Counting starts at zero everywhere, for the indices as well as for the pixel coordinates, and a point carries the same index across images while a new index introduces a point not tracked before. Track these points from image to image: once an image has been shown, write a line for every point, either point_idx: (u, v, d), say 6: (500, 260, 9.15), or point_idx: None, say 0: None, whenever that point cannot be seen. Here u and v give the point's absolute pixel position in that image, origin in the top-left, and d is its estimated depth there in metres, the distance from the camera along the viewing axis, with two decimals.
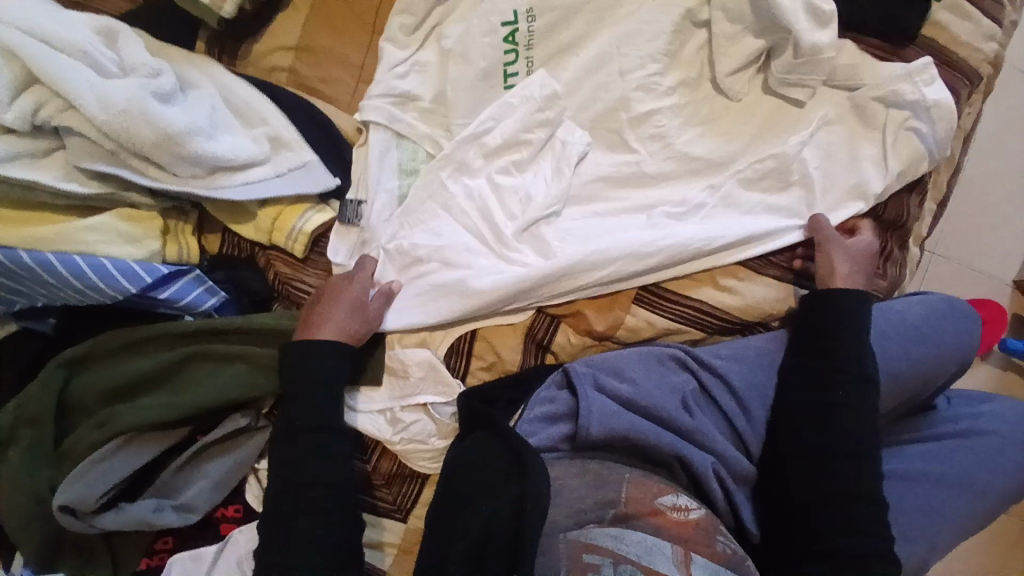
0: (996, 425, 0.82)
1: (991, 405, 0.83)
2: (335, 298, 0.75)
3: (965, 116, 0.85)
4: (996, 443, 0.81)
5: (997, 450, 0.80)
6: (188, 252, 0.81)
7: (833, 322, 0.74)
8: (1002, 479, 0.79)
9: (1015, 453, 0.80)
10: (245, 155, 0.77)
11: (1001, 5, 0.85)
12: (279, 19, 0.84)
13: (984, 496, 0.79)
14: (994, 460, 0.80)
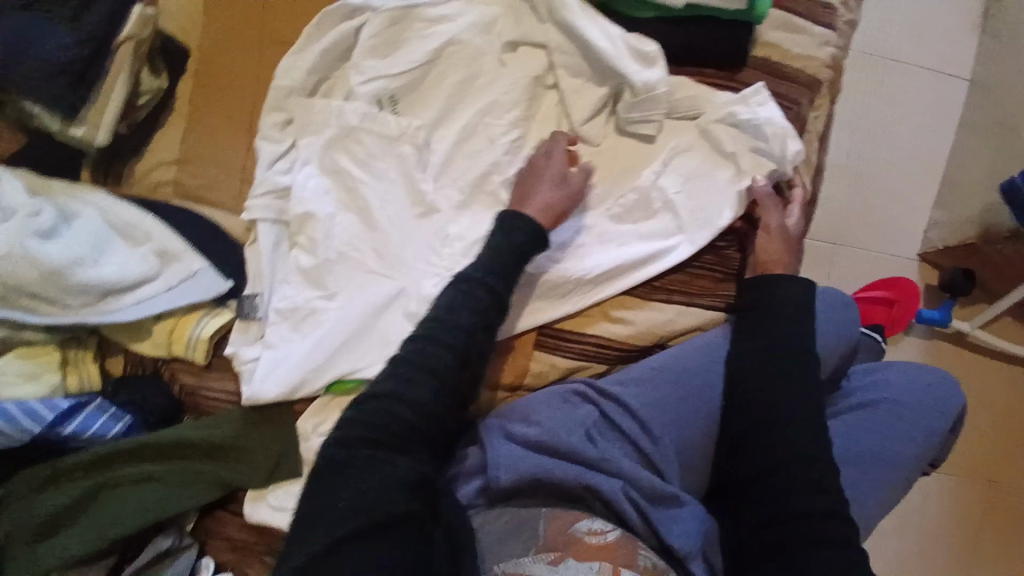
0: (895, 392, 0.84)
1: (891, 369, 0.86)
2: (541, 174, 0.80)
3: (817, 119, 0.90)
4: (897, 408, 0.83)
5: (896, 413, 0.82)
6: (90, 380, 0.81)
7: (775, 300, 0.80)
8: (920, 441, 0.82)
9: (916, 415, 0.82)
10: (132, 275, 0.78)
11: (831, 12, 0.90)
12: (158, 134, 0.86)
13: (903, 461, 0.80)
14: (897, 425, 0.81)
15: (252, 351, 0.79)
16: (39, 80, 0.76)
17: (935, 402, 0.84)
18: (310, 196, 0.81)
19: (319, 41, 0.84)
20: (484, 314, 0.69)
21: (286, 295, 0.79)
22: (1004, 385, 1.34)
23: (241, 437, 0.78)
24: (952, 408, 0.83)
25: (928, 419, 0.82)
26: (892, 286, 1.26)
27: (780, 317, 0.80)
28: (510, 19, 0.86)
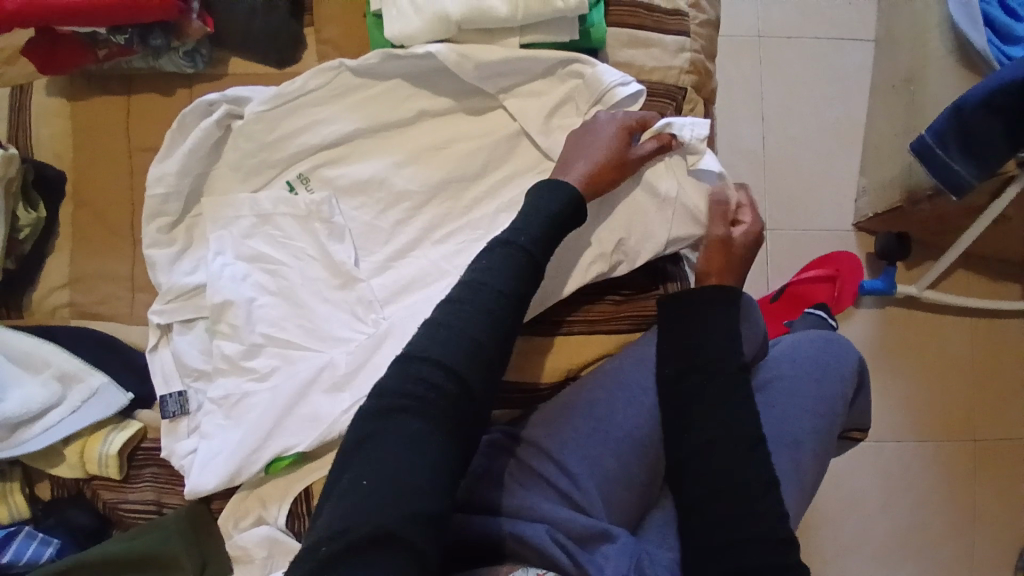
0: (792, 368, 0.84)
1: (780, 345, 0.87)
2: (596, 130, 0.79)
3: (692, 124, 0.89)
4: (797, 383, 0.82)
5: (795, 389, 0.82)
6: (18, 508, 0.83)
7: (698, 314, 0.80)
8: (825, 413, 0.82)
9: (815, 387, 0.82)
10: (36, 403, 0.80)
11: (683, 18, 0.89)
12: (48, 259, 0.88)
13: (813, 437, 0.80)
14: (800, 401, 0.81)
15: (189, 444, 0.80)
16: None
17: (830, 369, 0.84)
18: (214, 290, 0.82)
19: (183, 143, 0.85)
20: (444, 315, 0.65)
21: (220, 386, 0.80)
22: (968, 340, 1.30)
23: (164, 547, 0.78)
24: (846, 371, 0.85)
25: (827, 388, 0.83)
26: (830, 262, 1.25)
27: (703, 327, 0.79)
28: (363, 88, 0.85)
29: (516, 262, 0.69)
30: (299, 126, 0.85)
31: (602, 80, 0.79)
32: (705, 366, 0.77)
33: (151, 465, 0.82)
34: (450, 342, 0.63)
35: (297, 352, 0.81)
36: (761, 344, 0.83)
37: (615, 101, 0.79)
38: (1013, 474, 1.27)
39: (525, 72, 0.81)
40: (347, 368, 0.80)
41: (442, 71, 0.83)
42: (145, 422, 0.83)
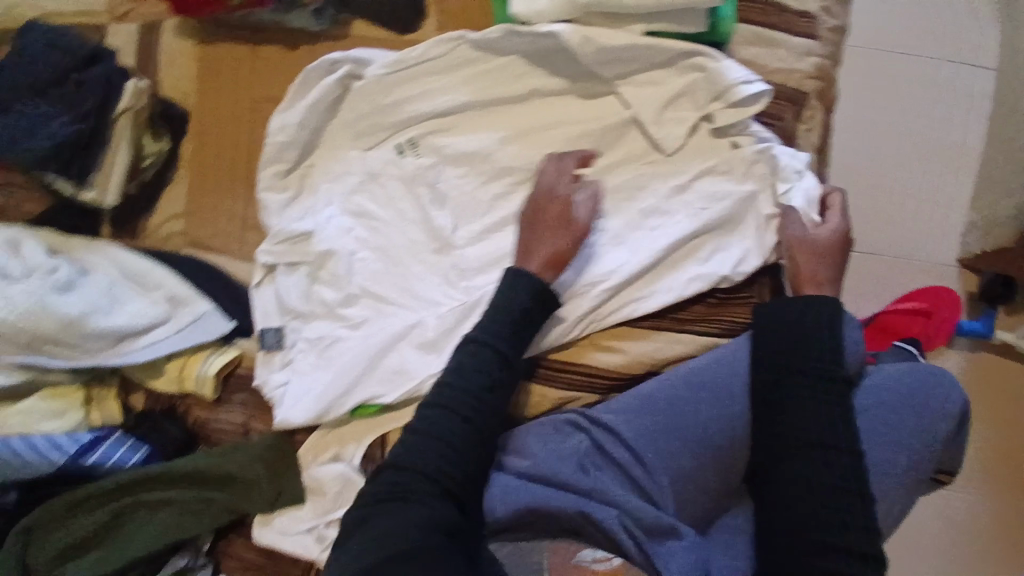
0: (896, 397, 0.82)
1: (886, 371, 0.85)
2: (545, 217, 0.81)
3: (810, 132, 0.87)
4: (898, 415, 0.81)
5: (895, 420, 0.81)
6: (111, 414, 0.88)
7: (795, 323, 0.79)
8: (921, 448, 0.81)
9: (915, 421, 0.81)
10: (145, 319, 0.85)
11: (812, 21, 0.86)
12: (166, 189, 0.93)
13: (902, 470, 0.80)
14: (896, 434, 0.81)
15: (281, 376, 0.86)
16: (36, 160, 0.82)
17: (936, 405, 0.82)
18: (327, 239, 0.87)
19: (305, 96, 0.88)
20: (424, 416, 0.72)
21: (314, 328, 0.86)
22: None
23: (248, 468, 0.85)
24: (953, 411, 0.82)
25: (927, 424, 0.81)
26: (923, 296, 1.19)
27: (798, 337, 0.79)
28: (480, 62, 0.86)
29: (484, 358, 0.74)
30: (416, 89, 0.87)
31: (726, 76, 0.78)
32: (794, 381, 0.77)
33: (243, 390, 0.89)
34: (422, 447, 0.70)
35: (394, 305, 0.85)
36: (856, 367, 0.83)
37: (737, 99, 0.79)
38: None
39: (645, 60, 0.80)
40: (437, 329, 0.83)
41: (560, 50, 0.84)
42: (241, 350, 0.89)
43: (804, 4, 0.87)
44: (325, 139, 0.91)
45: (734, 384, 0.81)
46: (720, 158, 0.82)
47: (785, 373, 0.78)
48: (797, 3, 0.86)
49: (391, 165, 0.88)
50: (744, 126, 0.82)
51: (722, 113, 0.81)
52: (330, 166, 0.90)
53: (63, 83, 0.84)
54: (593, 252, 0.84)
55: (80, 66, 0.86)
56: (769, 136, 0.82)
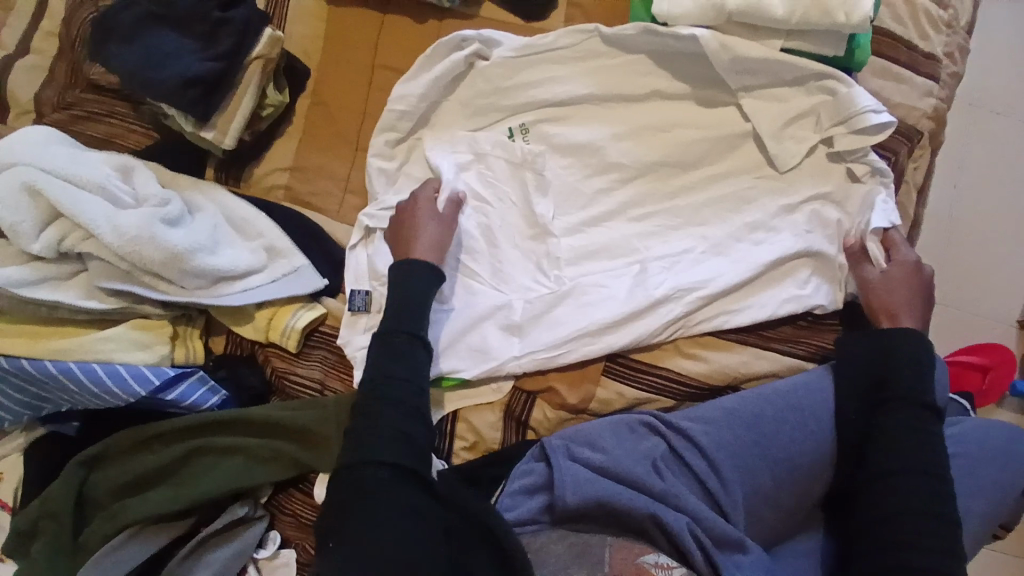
0: (974, 447, 0.81)
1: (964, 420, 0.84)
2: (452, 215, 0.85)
3: (915, 171, 0.88)
4: (975, 465, 0.80)
5: (971, 470, 0.80)
6: (194, 352, 0.89)
7: (899, 353, 0.77)
8: (995, 501, 0.80)
9: (992, 474, 0.80)
10: (244, 265, 0.86)
11: (935, 64, 0.88)
12: (275, 144, 0.96)
13: (974, 520, 0.79)
14: (972, 484, 0.80)
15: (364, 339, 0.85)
16: (174, 88, 0.86)
17: (1012, 460, 0.81)
18: None
19: (429, 70, 0.90)
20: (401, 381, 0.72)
21: None
22: None
23: (317, 424, 0.83)
24: None
25: (1003, 478, 0.80)
26: (984, 351, 1.14)
27: (901, 366, 0.77)
28: (606, 56, 0.88)
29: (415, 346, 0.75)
30: (538, 75, 0.89)
31: (856, 102, 0.80)
32: (899, 406, 0.76)
33: (323, 349, 0.89)
34: (369, 431, 0.69)
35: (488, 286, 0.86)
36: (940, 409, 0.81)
37: (863, 126, 0.80)
38: None
39: (775, 75, 0.83)
40: (535, 312, 0.83)
41: (687, 56, 0.86)
42: (327, 309, 0.89)
43: (931, 46, 0.88)
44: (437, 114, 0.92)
45: (824, 406, 0.80)
46: (841, 184, 0.84)
47: (883, 400, 0.77)
48: (924, 44, 0.88)
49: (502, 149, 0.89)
50: (862, 155, 0.83)
51: (844, 138, 0.82)
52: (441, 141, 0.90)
53: (206, 23, 0.89)
54: (699, 260, 0.84)
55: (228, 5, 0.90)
56: (886, 167, 0.83)
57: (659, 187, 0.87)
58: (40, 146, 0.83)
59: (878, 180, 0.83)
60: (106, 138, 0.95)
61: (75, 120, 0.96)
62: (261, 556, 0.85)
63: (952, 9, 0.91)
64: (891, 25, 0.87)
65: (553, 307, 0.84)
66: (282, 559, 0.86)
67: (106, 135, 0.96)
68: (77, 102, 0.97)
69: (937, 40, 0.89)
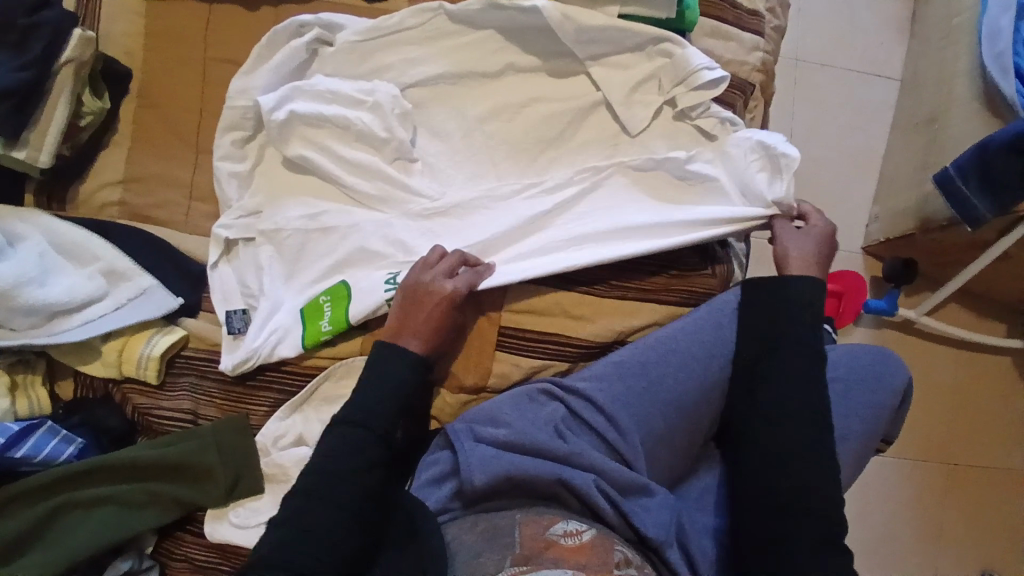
0: (841, 372, 0.90)
1: (836, 350, 0.93)
2: (416, 311, 0.77)
3: (753, 120, 0.94)
4: (846, 389, 0.89)
5: (844, 395, 0.89)
6: (39, 404, 0.79)
7: (781, 299, 0.82)
8: (870, 417, 0.89)
9: (862, 394, 0.89)
10: (82, 294, 0.77)
11: (758, 19, 0.94)
12: (102, 157, 0.87)
13: (851, 439, 0.87)
14: (845, 406, 0.88)
15: (256, 345, 0.78)
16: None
17: (881, 380, 0.90)
18: (294, 217, 0.83)
19: (271, 58, 0.85)
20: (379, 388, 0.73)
21: (284, 300, 0.81)
22: (980, 375, 1.29)
23: (199, 455, 0.76)
24: (895, 385, 0.91)
25: (873, 397, 0.89)
26: (837, 279, 1.25)
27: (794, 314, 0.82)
28: (455, 36, 0.87)
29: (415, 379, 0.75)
30: (388, 63, 0.87)
31: (690, 61, 0.83)
32: (784, 345, 0.81)
33: (190, 374, 0.80)
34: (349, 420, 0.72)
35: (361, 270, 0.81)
36: None
37: (698, 84, 0.83)
38: (1007, 502, 1.25)
39: (618, 43, 0.85)
40: None
41: (532, 29, 0.86)
42: (189, 329, 0.82)
43: (753, 3, 0.95)
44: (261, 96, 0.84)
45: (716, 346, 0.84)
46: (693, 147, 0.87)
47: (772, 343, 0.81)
48: (746, 1, 0.94)
49: (369, 123, 0.83)
50: (706, 110, 0.85)
51: (685, 96, 0.85)
52: (301, 129, 0.84)
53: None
54: (577, 223, 0.84)
55: (31, 9, 0.79)
56: (734, 116, 0.86)
57: (521, 158, 0.87)
58: None
59: (728, 128, 0.86)
60: None
61: None
62: None
63: None
64: None
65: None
66: None
67: None
68: None
69: None
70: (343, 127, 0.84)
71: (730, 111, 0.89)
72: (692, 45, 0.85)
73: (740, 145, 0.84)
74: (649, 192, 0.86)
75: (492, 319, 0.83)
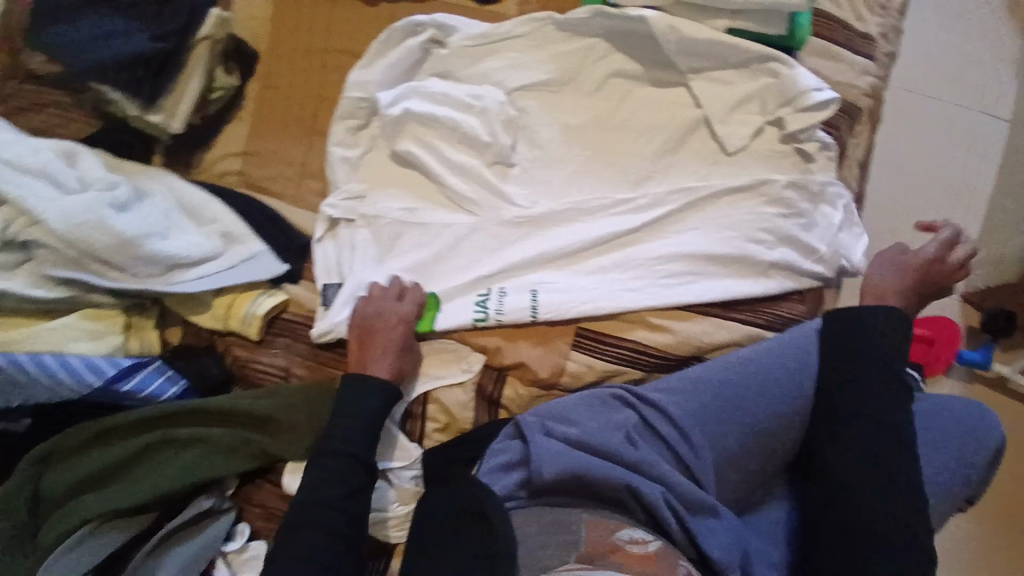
0: (930, 421, 0.86)
1: (927, 399, 0.89)
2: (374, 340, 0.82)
3: (857, 147, 0.92)
4: (932, 439, 0.85)
5: (930, 445, 0.85)
6: (150, 344, 0.86)
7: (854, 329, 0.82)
8: (955, 472, 0.84)
9: (949, 446, 0.85)
10: (198, 251, 0.84)
11: (871, 43, 0.92)
12: (226, 129, 0.94)
13: (932, 491, 0.83)
14: (929, 456, 0.84)
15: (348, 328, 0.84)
16: (121, 70, 0.84)
17: (973, 435, 0.86)
18: (395, 211, 0.88)
19: (386, 56, 0.90)
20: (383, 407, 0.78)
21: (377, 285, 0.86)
22: None
23: (284, 414, 0.82)
24: (990, 444, 0.86)
25: (961, 452, 0.85)
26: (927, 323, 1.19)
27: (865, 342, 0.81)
28: (561, 40, 0.90)
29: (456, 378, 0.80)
30: (495, 60, 0.90)
31: (800, 82, 0.84)
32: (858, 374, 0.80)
33: (286, 336, 0.86)
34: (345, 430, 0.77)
35: (451, 276, 0.87)
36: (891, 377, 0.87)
37: (807, 104, 0.84)
38: None
39: (722, 58, 0.86)
40: (512, 276, 0.86)
41: (637, 38, 0.88)
42: (291, 295, 0.88)
43: (866, 27, 0.93)
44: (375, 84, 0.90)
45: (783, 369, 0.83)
46: (799, 173, 0.86)
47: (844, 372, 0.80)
48: (860, 25, 0.92)
49: (475, 128, 0.88)
50: (812, 133, 0.85)
51: (793, 117, 0.85)
52: (412, 127, 0.90)
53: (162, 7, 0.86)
54: (664, 247, 0.85)
55: None
56: (833, 141, 0.86)
57: (614, 164, 0.89)
58: None
59: (829, 155, 0.86)
60: (43, 128, 0.92)
61: (10, 112, 0.92)
62: (230, 549, 0.83)
63: None
64: (828, 7, 0.92)
65: (528, 298, 0.84)
66: (251, 552, 0.83)
67: (42, 125, 0.92)
68: (13, 94, 0.93)
69: (872, 21, 0.93)
70: (451, 129, 0.89)
71: (835, 134, 0.88)
72: (800, 64, 0.86)
73: (834, 196, 0.86)
74: (742, 213, 0.85)
75: (570, 326, 0.85)
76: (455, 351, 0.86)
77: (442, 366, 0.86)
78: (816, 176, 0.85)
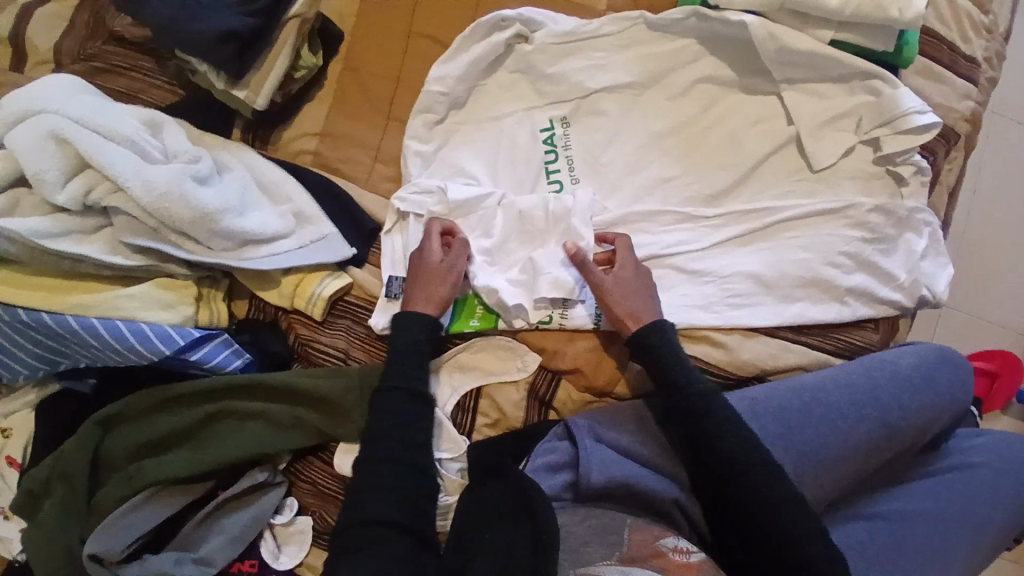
0: (991, 458, 0.83)
1: (986, 435, 0.86)
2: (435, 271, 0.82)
3: (948, 172, 0.89)
4: (993, 476, 0.82)
5: (990, 483, 0.82)
6: (218, 316, 0.88)
7: (871, 370, 0.80)
8: (1013, 512, 0.82)
9: (1010, 485, 0.82)
10: (272, 229, 0.85)
11: (974, 67, 0.88)
12: (305, 108, 0.95)
13: (988, 529, 0.80)
14: (988, 494, 0.81)
15: None
16: (209, 42, 0.84)
17: None
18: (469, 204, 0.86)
19: (469, 50, 0.89)
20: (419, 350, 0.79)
21: None
22: None
23: (343, 393, 0.83)
24: None
25: (1021, 491, 0.82)
26: (993, 357, 1.15)
27: (881, 385, 0.79)
28: (652, 41, 0.88)
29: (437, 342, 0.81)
30: (583, 58, 0.88)
31: (900, 103, 0.80)
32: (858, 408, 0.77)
33: (348, 319, 0.88)
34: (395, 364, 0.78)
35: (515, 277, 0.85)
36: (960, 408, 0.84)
37: (907, 127, 0.80)
38: None
39: (819, 71, 0.83)
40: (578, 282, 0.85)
41: (732, 42, 0.86)
42: (354, 278, 0.89)
43: (971, 49, 0.89)
44: (462, 71, 0.88)
45: (844, 399, 0.77)
46: (887, 197, 0.83)
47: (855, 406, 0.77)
48: (965, 46, 0.88)
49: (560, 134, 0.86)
50: (908, 155, 0.82)
51: (889, 139, 0.82)
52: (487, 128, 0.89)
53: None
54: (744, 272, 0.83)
55: None
56: (928, 166, 0.83)
57: (693, 172, 0.87)
58: (66, 95, 0.80)
59: (921, 179, 0.83)
60: (128, 92, 0.93)
61: (95, 72, 0.93)
62: (278, 522, 0.85)
63: (992, 13, 0.91)
64: (936, 26, 0.88)
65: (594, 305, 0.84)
66: (298, 526, 0.85)
67: (127, 89, 0.93)
68: (98, 54, 0.94)
69: (977, 44, 0.89)
70: None
71: (928, 159, 0.84)
72: (902, 85, 0.82)
73: (920, 222, 0.84)
74: (824, 236, 0.83)
75: None
76: (513, 349, 0.86)
77: (499, 362, 0.86)
78: (905, 202, 0.83)
